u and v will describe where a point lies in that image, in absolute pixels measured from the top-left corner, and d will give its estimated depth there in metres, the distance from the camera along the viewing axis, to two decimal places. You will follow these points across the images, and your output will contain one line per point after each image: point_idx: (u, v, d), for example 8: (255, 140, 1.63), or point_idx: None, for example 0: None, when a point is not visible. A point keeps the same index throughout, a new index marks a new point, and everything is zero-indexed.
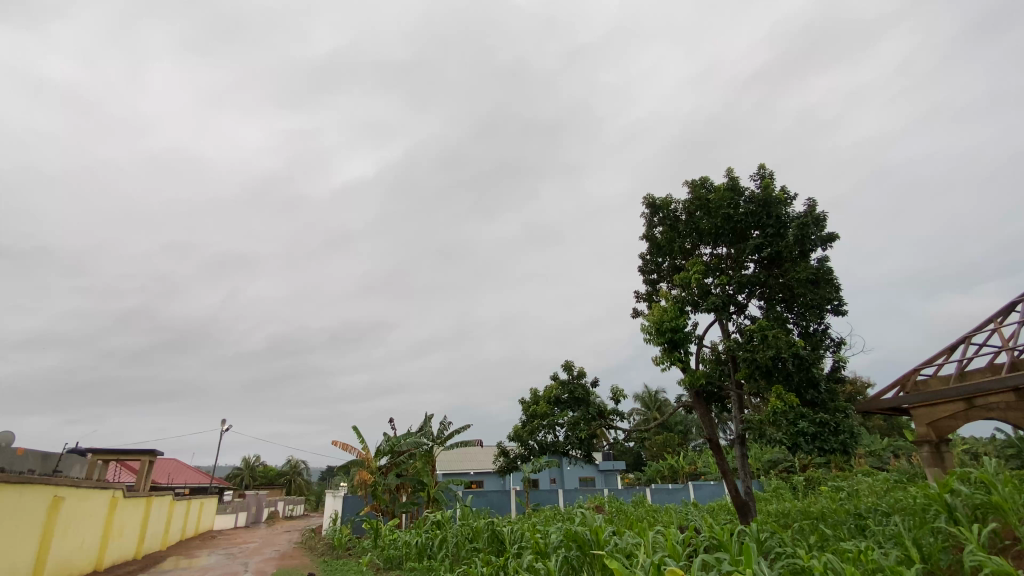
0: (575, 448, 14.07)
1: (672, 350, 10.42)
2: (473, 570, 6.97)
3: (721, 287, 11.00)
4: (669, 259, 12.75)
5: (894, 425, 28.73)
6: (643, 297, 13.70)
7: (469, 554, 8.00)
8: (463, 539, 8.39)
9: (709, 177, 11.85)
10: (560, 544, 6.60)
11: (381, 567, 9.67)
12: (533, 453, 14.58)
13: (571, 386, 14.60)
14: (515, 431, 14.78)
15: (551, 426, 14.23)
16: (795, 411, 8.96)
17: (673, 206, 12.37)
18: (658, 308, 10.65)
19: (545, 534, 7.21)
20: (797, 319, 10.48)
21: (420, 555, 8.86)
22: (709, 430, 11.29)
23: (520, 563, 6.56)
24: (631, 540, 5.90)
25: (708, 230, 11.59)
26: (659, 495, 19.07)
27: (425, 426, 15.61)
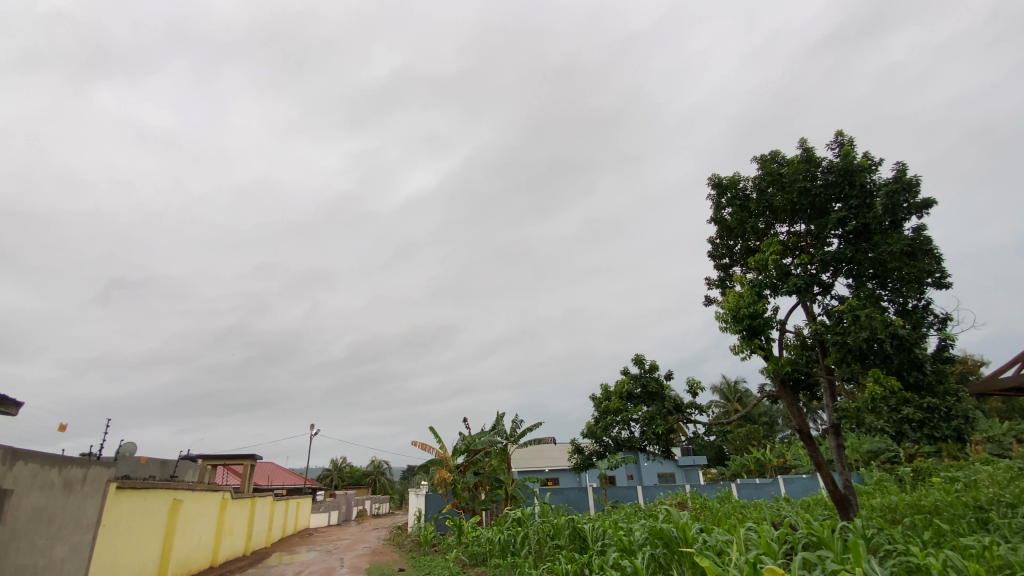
0: (652, 443, 13.68)
1: (752, 338, 9.85)
2: (557, 567, 6.94)
3: (802, 267, 10.26)
4: (741, 241, 12.09)
5: (1016, 408, 25.64)
6: (715, 283, 13.09)
7: (552, 552, 8.00)
8: (545, 536, 8.40)
9: (780, 151, 11.12)
10: (646, 541, 6.43)
11: (467, 563, 9.90)
12: (609, 450, 14.34)
13: (643, 380, 14.23)
14: (589, 428, 14.64)
15: (625, 422, 13.95)
16: (897, 396, 8.19)
17: (742, 184, 11.72)
18: (733, 294, 10.14)
19: (629, 531, 7.05)
20: (892, 296, 9.59)
21: (504, 551, 8.99)
22: (799, 421, 10.54)
23: (605, 560, 6.45)
24: (722, 537, 5.63)
25: (782, 206, 10.88)
26: (746, 491, 18.13)
27: (497, 425, 15.79)
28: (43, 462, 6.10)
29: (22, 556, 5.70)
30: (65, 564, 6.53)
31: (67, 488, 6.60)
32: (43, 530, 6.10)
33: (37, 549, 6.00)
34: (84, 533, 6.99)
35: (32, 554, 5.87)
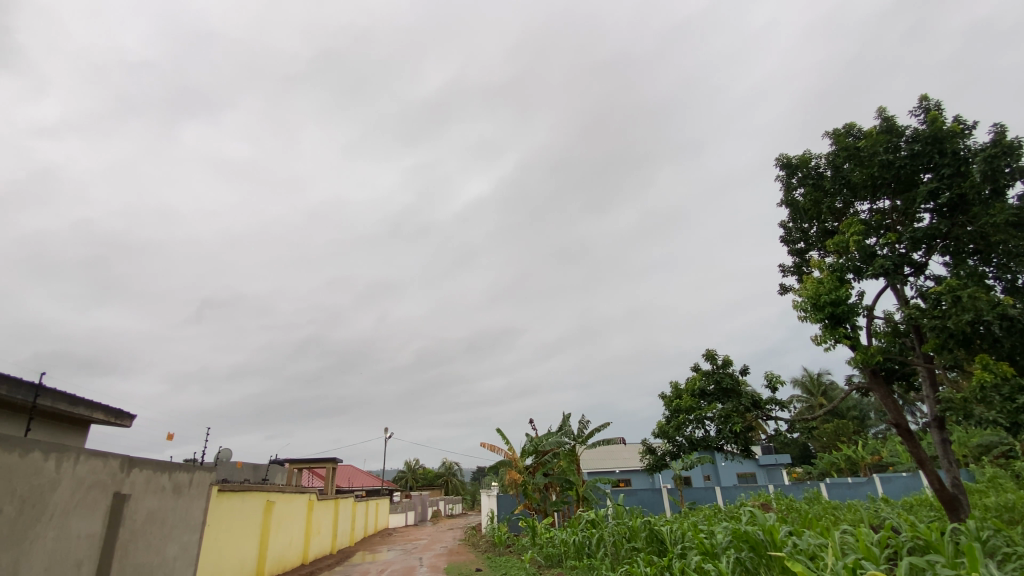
0: (729, 442, 13.05)
1: (836, 327, 9.18)
2: (637, 569, 6.78)
3: (889, 247, 9.43)
4: (817, 223, 11.32)
5: None
6: (789, 270, 12.33)
7: (629, 555, 7.82)
8: (621, 539, 8.21)
9: (856, 123, 10.31)
10: (730, 544, 6.13)
11: (543, 565, 9.87)
12: (683, 450, 13.86)
13: (716, 376, 13.67)
14: (661, 428, 14.23)
15: (699, 421, 13.42)
16: (1011, 383, 7.30)
17: (814, 161, 10.98)
18: (811, 280, 9.50)
19: (710, 533, 6.76)
20: (997, 273, 8.62)
21: (579, 553, 8.89)
22: (896, 415, 9.66)
23: (686, 564, 6.22)
24: (814, 541, 5.25)
25: (861, 183, 10.08)
26: (837, 491, 16.87)
27: (564, 425, 15.69)
28: (155, 468, 6.75)
29: (140, 554, 6.34)
30: (177, 561, 7.18)
31: (176, 491, 7.27)
32: (157, 530, 6.74)
33: (152, 548, 6.63)
34: (191, 533, 7.65)
35: (147, 552, 6.49)
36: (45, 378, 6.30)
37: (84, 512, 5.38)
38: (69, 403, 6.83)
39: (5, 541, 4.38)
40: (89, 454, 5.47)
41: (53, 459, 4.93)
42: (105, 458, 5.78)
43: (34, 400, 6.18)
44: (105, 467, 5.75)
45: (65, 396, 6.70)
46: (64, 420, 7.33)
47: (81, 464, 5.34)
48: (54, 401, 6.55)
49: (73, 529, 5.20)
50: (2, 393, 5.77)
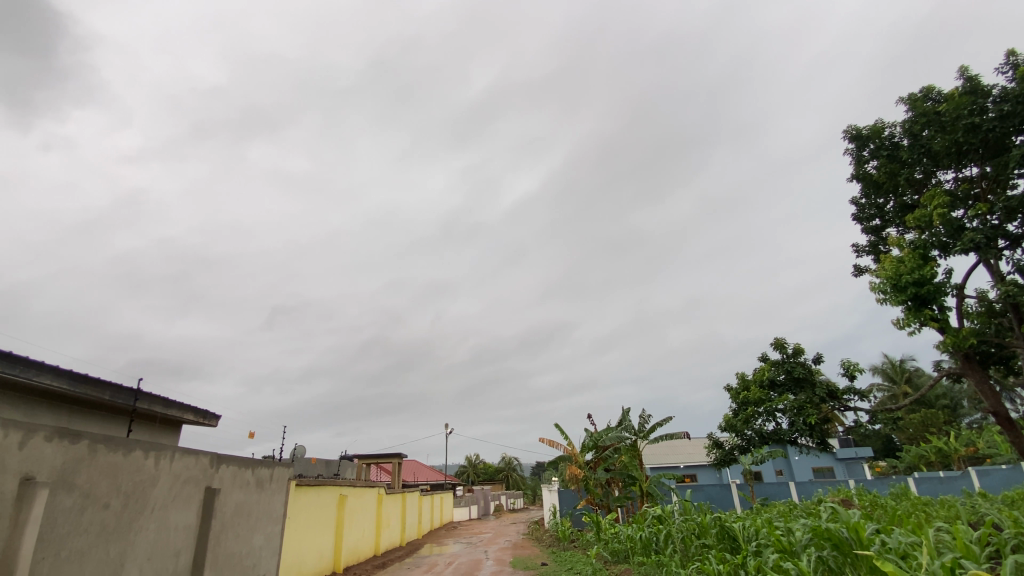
0: (804, 435, 12.36)
1: (920, 308, 8.47)
2: (709, 566, 6.58)
3: (979, 219, 8.58)
4: (894, 198, 10.47)
5: None
6: (864, 249, 11.49)
7: (699, 551, 7.60)
8: (690, 535, 7.98)
9: (935, 85, 9.42)
10: (810, 542, 5.81)
11: (609, 560, 9.74)
12: (753, 444, 13.30)
13: (786, 366, 12.99)
14: (728, 421, 13.74)
15: (770, 413, 12.83)
16: None
17: (887, 131, 10.15)
18: (890, 259, 8.80)
19: (787, 530, 6.43)
20: None
21: (646, 549, 8.74)
22: (993, 403, 8.80)
23: (763, 562, 5.96)
24: (905, 539, 4.87)
25: (943, 151, 9.22)
26: (927, 486, 15.58)
27: (624, 419, 15.41)
28: (241, 464, 7.26)
29: (231, 544, 6.85)
30: (262, 551, 7.70)
31: (259, 485, 7.78)
32: (244, 521, 7.25)
33: (241, 538, 7.15)
34: (274, 525, 8.17)
35: (237, 542, 7.01)
36: (142, 383, 6.92)
37: (180, 505, 5.86)
38: (164, 405, 7.47)
39: (114, 532, 4.85)
40: (182, 451, 5.95)
41: (152, 457, 5.40)
42: (197, 455, 6.26)
43: (134, 404, 6.81)
44: (197, 464, 6.24)
45: (159, 399, 7.34)
46: (160, 421, 8.02)
47: (176, 461, 5.82)
48: (152, 403, 7.23)
49: (172, 521, 5.68)
50: (107, 397, 6.39)
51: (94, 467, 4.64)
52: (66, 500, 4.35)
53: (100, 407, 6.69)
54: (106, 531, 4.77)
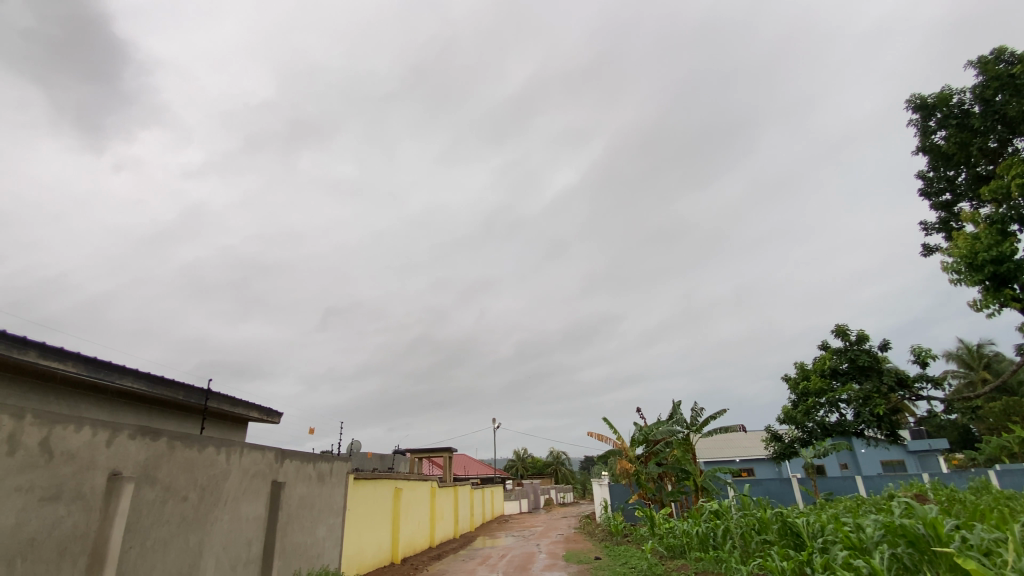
0: (871, 427, 11.70)
1: (1000, 289, 7.83)
2: (772, 563, 6.35)
3: None
4: (966, 169, 9.69)
5: None
6: (933, 226, 10.71)
7: (760, 547, 7.35)
8: (750, 530, 7.73)
9: (1008, 45, 8.60)
10: (883, 539, 5.49)
11: (665, 556, 9.56)
12: (815, 436, 12.72)
13: (849, 354, 12.29)
14: (787, 413, 13.20)
15: (833, 404, 12.23)
16: None
17: (956, 98, 9.38)
18: (963, 236, 8.17)
19: (856, 525, 6.12)
20: None
21: (704, 544, 8.54)
22: None
23: (830, 559, 5.69)
24: (989, 535, 4.53)
25: (1021, 116, 8.43)
26: (1011, 480, 14.39)
27: (676, 413, 15.04)
28: (303, 458, 7.61)
29: (296, 534, 7.21)
30: (325, 542, 8.05)
31: (321, 479, 8.13)
32: (308, 513, 7.60)
33: (306, 529, 7.51)
34: (335, 516, 8.52)
35: (302, 533, 7.36)
36: (211, 384, 7.37)
37: (250, 497, 6.22)
38: (231, 404, 7.92)
39: (192, 522, 5.20)
40: (250, 447, 6.29)
41: (223, 452, 5.75)
42: (263, 450, 6.62)
43: (205, 403, 7.27)
44: (264, 459, 6.59)
45: (227, 398, 7.79)
46: (228, 419, 8.53)
47: (244, 456, 6.17)
48: (221, 402, 7.68)
49: (243, 512, 6.04)
50: (181, 397, 6.85)
51: (173, 462, 4.99)
52: (150, 492, 4.70)
53: (176, 407, 7.19)
54: (186, 521, 5.12)
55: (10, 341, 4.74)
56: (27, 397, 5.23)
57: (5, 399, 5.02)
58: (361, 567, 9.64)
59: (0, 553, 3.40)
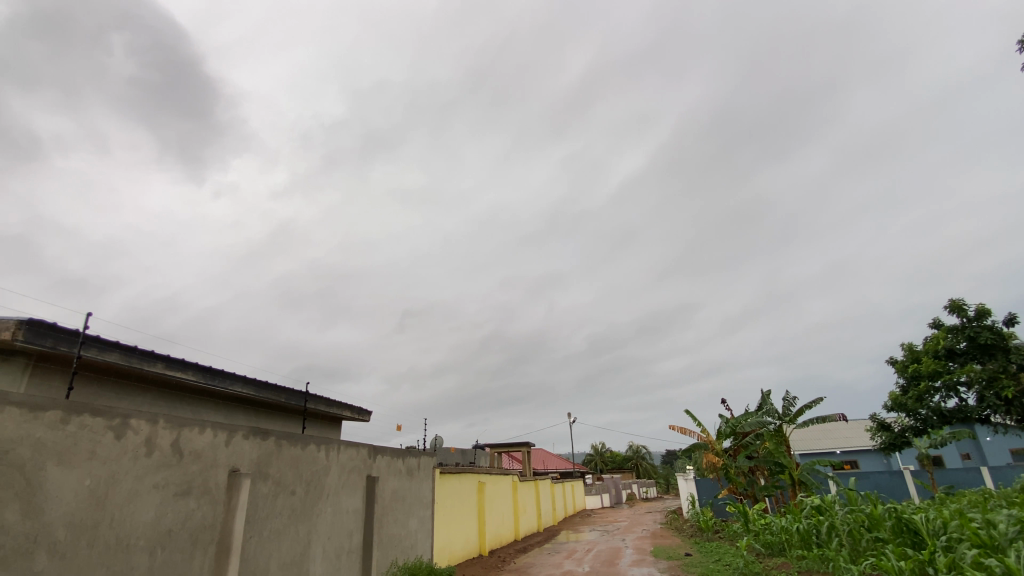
0: (1000, 412, 10.40)
1: None
2: (885, 562, 5.82)
3: None
4: None
5: None
6: None
7: (872, 546, 6.76)
8: (859, 528, 7.13)
9: None
10: (1020, 536, 4.87)
11: (763, 553, 9.03)
12: (930, 424, 11.52)
13: (968, 332, 10.97)
14: (895, 400, 12.06)
15: (950, 387, 11.02)
16: None
17: None
18: None
19: (988, 521, 5.48)
20: None
21: (807, 543, 7.98)
22: None
23: (957, 559, 5.12)
24: None
25: None
26: None
27: (765, 403, 14.18)
28: (393, 454, 8.01)
29: (392, 526, 7.62)
30: (418, 533, 8.46)
31: (410, 473, 8.53)
32: (401, 506, 8.00)
33: (399, 521, 7.92)
34: (425, 509, 8.91)
35: (397, 524, 7.77)
36: (309, 387, 7.95)
37: (349, 491, 6.65)
38: (326, 404, 8.49)
39: (300, 514, 5.65)
40: (346, 444, 6.73)
41: (324, 449, 6.19)
42: (358, 447, 7.03)
43: (305, 404, 7.84)
44: (358, 455, 7.01)
45: (323, 399, 8.36)
46: (325, 418, 9.17)
47: (342, 453, 6.61)
48: (317, 403, 8.25)
49: (344, 505, 6.49)
50: (283, 399, 7.43)
51: (281, 459, 5.45)
52: (263, 487, 5.17)
53: (280, 409, 7.81)
54: (295, 514, 5.57)
55: (139, 355, 5.37)
56: (156, 403, 5.90)
57: (139, 406, 5.70)
58: (452, 558, 10.02)
59: (144, 543, 3.89)
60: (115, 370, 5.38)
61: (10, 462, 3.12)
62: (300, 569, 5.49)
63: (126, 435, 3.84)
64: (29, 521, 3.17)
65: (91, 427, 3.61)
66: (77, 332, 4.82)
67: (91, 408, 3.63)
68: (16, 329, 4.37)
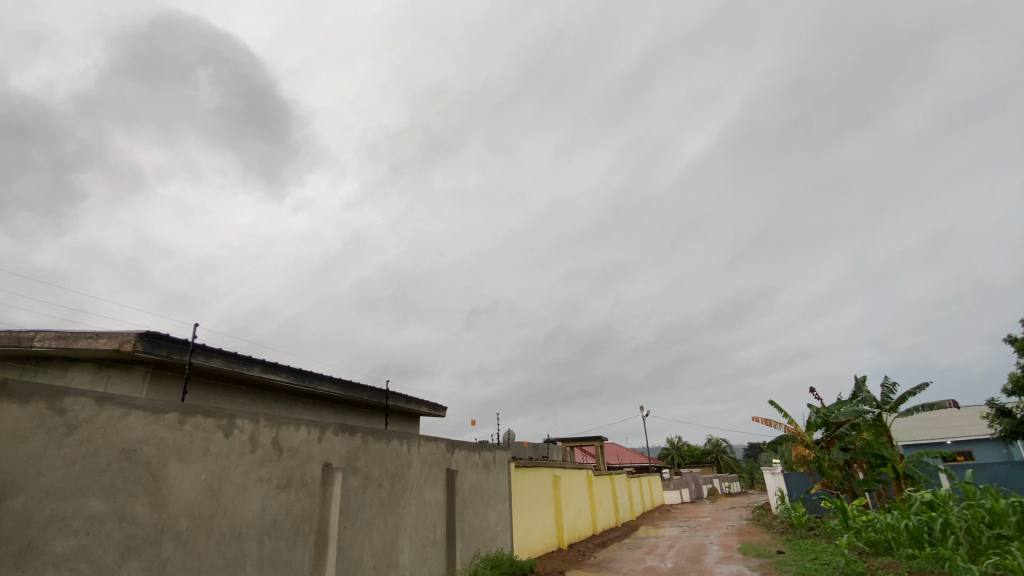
0: None
1: None
2: (1009, 561, 5.20)
3: None
4: None
5: None
6: None
7: (996, 544, 6.08)
8: (978, 525, 6.44)
9: None
10: None
11: (865, 552, 8.37)
12: None
13: None
14: (1015, 382, 10.74)
15: None
16: None
17: None
18: None
19: None
20: None
21: (917, 541, 7.29)
22: None
23: None
24: None
25: None
26: None
27: (860, 390, 13.10)
28: (470, 448, 8.22)
29: (472, 518, 7.82)
30: (498, 525, 8.63)
31: (486, 466, 8.71)
32: (480, 499, 8.20)
33: (479, 513, 8.11)
34: (503, 502, 9.07)
35: (477, 517, 7.97)
36: (388, 384, 8.33)
37: (431, 484, 6.90)
38: (405, 401, 8.87)
39: (388, 506, 5.95)
40: (425, 439, 6.98)
41: (405, 444, 6.47)
42: (436, 441, 7.27)
43: (387, 401, 8.23)
44: (438, 449, 7.25)
45: (402, 396, 8.73)
46: (405, 414, 9.58)
47: (422, 447, 6.87)
48: (397, 400, 8.63)
49: (427, 497, 6.75)
50: (366, 398, 7.84)
51: (368, 454, 5.76)
52: (354, 480, 5.48)
53: (363, 406, 8.25)
54: (383, 505, 5.87)
55: (239, 360, 5.87)
56: (256, 404, 6.43)
57: (242, 406, 6.25)
58: (532, 551, 10.14)
59: (253, 532, 4.25)
60: (219, 375, 5.93)
61: (138, 459, 3.52)
62: (391, 558, 5.79)
63: (233, 433, 4.22)
64: (156, 511, 3.57)
65: (204, 427, 4.00)
66: (186, 342, 5.35)
67: (202, 409, 4.01)
68: (136, 341, 4.93)
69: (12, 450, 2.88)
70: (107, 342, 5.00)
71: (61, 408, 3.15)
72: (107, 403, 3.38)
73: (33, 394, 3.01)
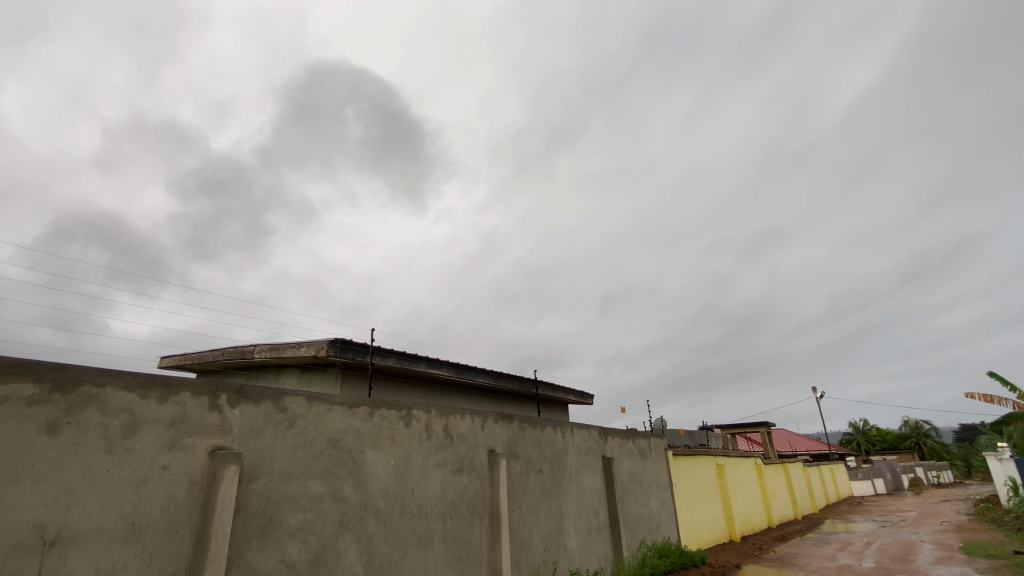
0: None
1: None
2: None
3: None
4: None
5: None
6: None
7: None
8: None
9: None
10: None
11: None
12: None
13: None
14: None
15: None
16: None
17: None
18: None
19: None
20: None
21: None
22: None
23: None
24: None
25: None
26: None
27: None
28: (623, 435, 8.12)
29: (633, 506, 7.71)
30: (661, 514, 8.38)
31: (642, 454, 8.50)
32: (639, 487, 8.06)
33: (641, 501, 7.97)
34: (664, 490, 8.80)
35: (639, 505, 7.85)
36: (537, 374, 8.60)
37: (588, 471, 6.97)
38: (554, 389, 9.07)
39: (550, 491, 6.15)
40: (578, 426, 7.07)
41: (559, 431, 6.60)
42: (589, 429, 7.32)
43: (537, 390, 8.51)
44: (591, 436, 7.29)
45: (551, 385, 8.96)
46: (555, 402, 9.80)
47: (576, 434, 6.97)
48: (546, 389, 8.87)
49: (586, 484, 6.83)
50: (518, 387, 8.19)
51: (526, 440, 6.02)
52: (516, 466, 5.77)
53: (517, 396, 8.64)
54: (546, 490, 6.09)
55: (407, 358, 6.55)
56: (425, 396, 7.11)
57: (414, 399, 6.96)
58: (701, 543, 9.66)
59: (437, 512, 4.72)
60: (394, 372, 6.68)
61: (342, 447, 4.13)
62: (559, 541, 5.99)
63: (411, 423, 4.72)
64: (360, 492, 4.15)
65: (387, 418, 4.53)
66: (365, 345, 6.12)
67: (386, 402, 4.55)
68: (328, 347, 5.78)
69: (252, 441, 3.56)
70: (307, 350, 5.93)
71: (283, 406, 3.81)
72: (315, 400, 4.03)
73: (262, 396, 3.70)
